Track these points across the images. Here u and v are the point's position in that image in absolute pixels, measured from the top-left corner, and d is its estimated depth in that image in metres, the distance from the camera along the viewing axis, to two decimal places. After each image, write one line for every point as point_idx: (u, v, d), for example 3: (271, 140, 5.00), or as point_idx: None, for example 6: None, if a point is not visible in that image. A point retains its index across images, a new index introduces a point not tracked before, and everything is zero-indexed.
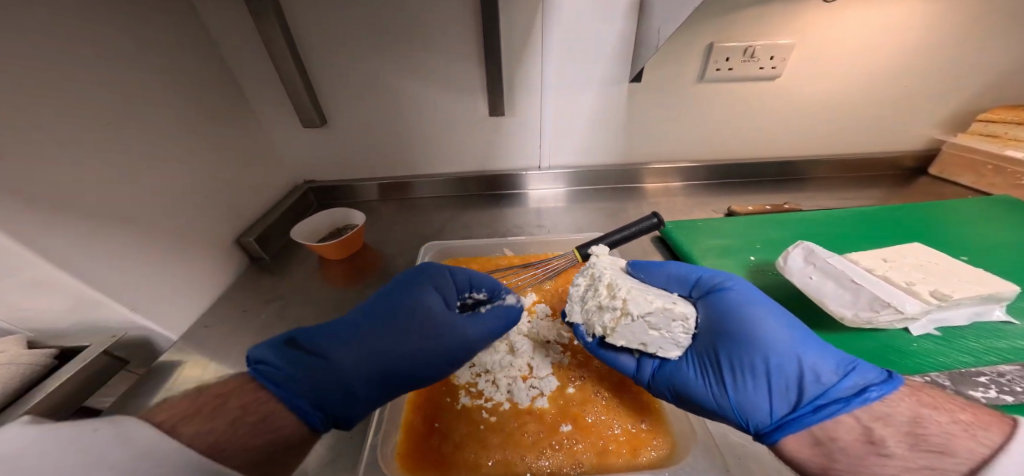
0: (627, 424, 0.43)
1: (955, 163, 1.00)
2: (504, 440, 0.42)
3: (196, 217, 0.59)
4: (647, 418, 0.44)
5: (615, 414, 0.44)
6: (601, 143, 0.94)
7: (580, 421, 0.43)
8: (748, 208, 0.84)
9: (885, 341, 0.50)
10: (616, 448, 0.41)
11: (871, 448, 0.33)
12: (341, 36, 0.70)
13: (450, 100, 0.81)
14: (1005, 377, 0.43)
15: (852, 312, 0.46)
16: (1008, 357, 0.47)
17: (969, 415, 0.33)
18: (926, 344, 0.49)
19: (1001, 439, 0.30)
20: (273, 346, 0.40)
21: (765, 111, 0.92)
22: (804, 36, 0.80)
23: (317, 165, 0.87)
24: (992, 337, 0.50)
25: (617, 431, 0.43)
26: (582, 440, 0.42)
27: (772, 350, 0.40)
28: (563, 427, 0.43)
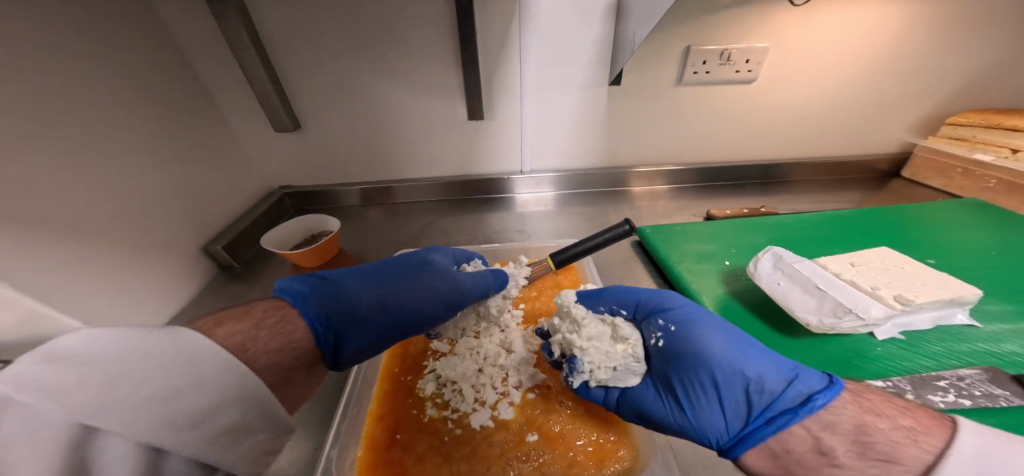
0: (593, 435, 0.43)
1: (926, 166, 1.02)
2: (470, 452, 0.41)
3: (158, 225, 0.57)
4: (613, 426, 0.44)
5: (581, 424, 0.44)
6: (582, 146, 0.94)
7: (546, 430, 0.43)
8: (725, 212, 0.84)
9: (851, 345, 0.50)
10: (583, 458, 0.41)
11: (822, 459, 0.32)
12: (313, 37, 0.69)
13: (427, 103, 0.80)
14: (965, 380, 0.44)
15: (817, 320, 0.47)
16: (967, 361, 0.48)
17: (925, 422, 0.32)
18: (890, 348, 0.50)
19: (944, 448, 0.30)
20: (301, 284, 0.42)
21: (742, 114, 0.93)
22: (778, 40, 0.81)
23: (292, 170, 0.85)
24: (953, 341, 0.51)
25: (583, 442, 0.43)
26: (548, 451, 0.41)
27: (717, 365, 0.41)
28: (530, 438, 0.42)
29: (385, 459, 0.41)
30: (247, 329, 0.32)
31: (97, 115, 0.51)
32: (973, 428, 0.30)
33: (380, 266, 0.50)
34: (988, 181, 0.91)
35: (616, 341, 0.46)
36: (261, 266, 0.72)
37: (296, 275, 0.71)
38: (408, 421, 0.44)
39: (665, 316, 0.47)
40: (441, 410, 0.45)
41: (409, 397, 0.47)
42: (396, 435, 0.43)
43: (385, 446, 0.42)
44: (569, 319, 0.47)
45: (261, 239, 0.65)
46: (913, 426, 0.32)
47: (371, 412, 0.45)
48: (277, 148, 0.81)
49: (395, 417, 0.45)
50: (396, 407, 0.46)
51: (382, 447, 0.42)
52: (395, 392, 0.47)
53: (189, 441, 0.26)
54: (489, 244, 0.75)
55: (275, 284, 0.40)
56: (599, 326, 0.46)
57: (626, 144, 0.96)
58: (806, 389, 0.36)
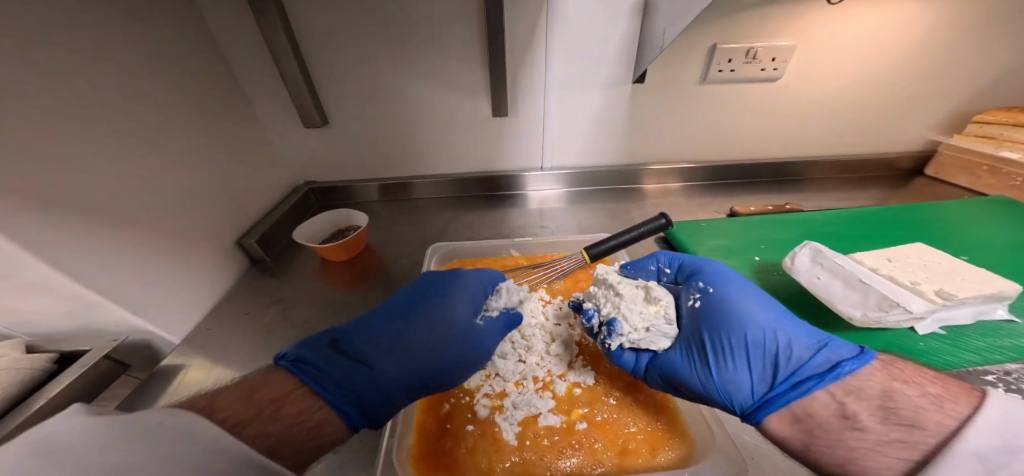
0: (643, 423, 0.43)
1: (951, 164, 1.01)
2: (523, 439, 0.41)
3: (195, 218, 0.58)
4: (664, 415, 0.44)
5: (630, 412, 0.44)
6: (603, 144, 0.94)
7: (598, 418, 0.43)
8: (751, 209, 0.84)
9: (893, 340, 0.50)
10: (638, 446, 0.41)
11: (844, 423, 0.34)
12: (344, 34, 0.69)
13: (453, 100, 0.80)
14: (1012, 375, 0.43)
15: (861, 313, 0.46)
16: (1011, 356, 0.48)
17: (952, 391, 0.33)
18: (931, 343, 0.50)
19: (963, 413, 0.31)
20: (316, 349, 0.41)
21: (763, 112, 0.92)
22: (805, 37, 0.80)
23: (317, 166, 0.86)
24: (995, 335, 0.51)
25: (634, 429, 0.43)
26: (600, 438, 0.41)
27: (749, 329, 0.43)
28: (580, 426, 0.42)
29: (439, 447, 0.41)
30: (278, 433, 0.31)
31: (142, 109, 0.52)
32: (997, 396, 0.31)
33: (394, 317, 0.47)
34: (1015, 179, 0.90)
35: (649, 303, 0.49)
36: (291, 261, 0.73)
37: (325, 269, 0.72)
38: (457, 411, 0.45)
39: (705, 280, 0.51)
40: (490, 400, 0.45)
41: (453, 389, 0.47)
42: (448, 425, 0.43)
43: (438, 435, 0.42)
44: (604, 286, 0.50)
45: (293, 233, 0.66)
46: (945, 396, 0.33)
47: (419, 404, 0.46)
48: (305, 144, 0.82)
49: (445, 407, 0.45)
50: (444, 399, 0.46)
51: (434, 437, 0.42)
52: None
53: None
54: (515, 239, 0.76)
55: (284, 353, 0.39)
56: (632, 289, 0.49)
57: (648, 142, 0.95)
58: (834, 357, 0.38)
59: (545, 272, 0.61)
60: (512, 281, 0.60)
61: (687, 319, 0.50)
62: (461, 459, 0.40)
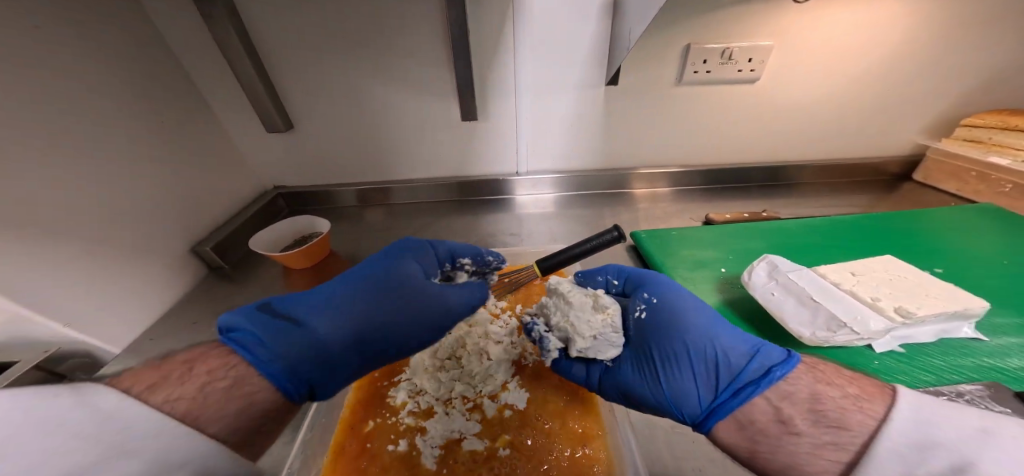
0: (568, 449, 0.42)
1: (939, 169, 0.98)
2: (441, 463, 0.41)
3: (144, 225, 0.57)
4: (592, 441, 0.43)
5: (556, 437, 0.43)
6: (579, 148, 0.92)
7: (521, 445, 0.42)
8: (725, 217, 0.82)
9: (846, 358, 0.48)
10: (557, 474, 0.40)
11: (782, 428, 0.33)
12: (303, 37, 0.68)
13: (420, 103, 0.79)
14: (964, 397, 0.42)
15: (811, 332, 0.45)
16: (972, 377, 0.46)
17: (869, 387, 0.34)
18: (887, 362, 0.48)
19: (882, 413, 0.31)
20: (246, 315, 0.38)
21: (742, 114, 0.90)
22: (782, 39, 0.78)
23: (285, 170, 0.85)
24: (957, 355, 0.49)
25: (557, 456, 0.41)
26: (521, 465, 0.41)
27: (690, 336, 0.43)
28: (502, 451, 0.42)
29: (356, 466, 0.41)
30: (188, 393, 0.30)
31: (85, 114, 0.51)
32: (909, 392, 0.31)
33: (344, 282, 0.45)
34: (1004, 185, 0.87)
35: (596, 312, 0.47)
36: (252, 268, 0.72)
37: (285, 276, 0.71)
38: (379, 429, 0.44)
39: (650, 290, 0.50)
40: (416, 421, 0.44)
41: (377, 407, 0.46)
42: (367, 443, 0.43)
43: (357, 455, 0.42)
44: (556, 294, 0.49)
45: (250, 240, 0.65)
46: (868, 396, 0.33)
47: (340, 422, 0.45)
48: (271, 148, 0.81)
49: (369, 425, 0.44)
50: (370, 416, 0.45)
51: (352, 456, 0.42)
52: (369, 401, 0.47)
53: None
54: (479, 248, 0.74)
55: (219, 323, 0.37)
56: (581, 296, 0.47)
57: (624, 146, 0.94)
58: (767, 362, 0.38)
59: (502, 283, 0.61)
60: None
61: (631, 329, 0.49)
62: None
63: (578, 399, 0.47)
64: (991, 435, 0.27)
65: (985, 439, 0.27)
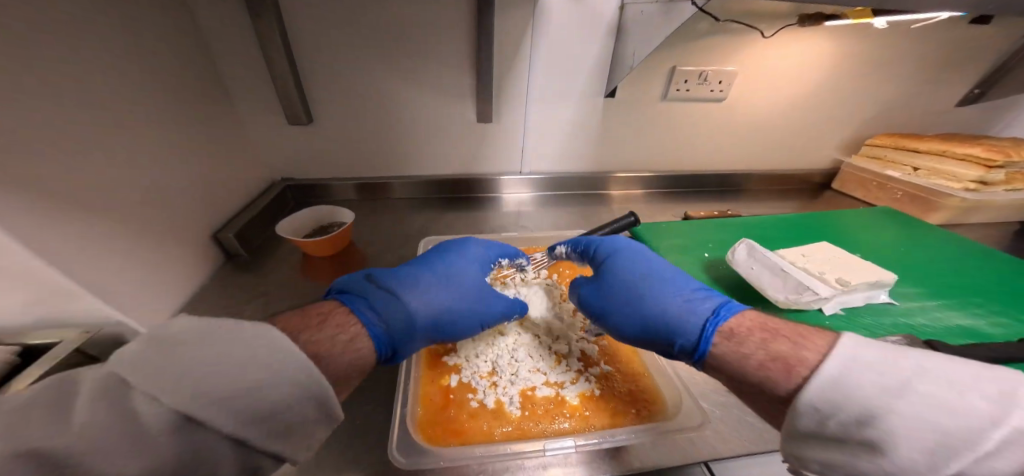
0: (624, 390, 0.50)
1: (852, 180, 1.23)
2: (522, 407, 0.47)
3: (175, 211, 0.57)
4: (639, 379, 0.52)
5: (613, 383, 0.51)
6: (577, 152, 1.03)
7: (585, 389, 0.49)
8: (701, 214, 0.97)
9: (809, 319, 0.62)
10: (621, 407, 0.48)
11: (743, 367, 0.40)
12: (333, 34, 0.71)
13: (439, 104, 0.84)
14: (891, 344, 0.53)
15: (783, 294, 0.58)
16: (890, 329, 0.62)
17: (778, 372, 0.36)
18: (837, 321, 0.62)
19: (814, 370, 0.34)
20: (354, 280, 0.47)
21: (709, 127, 1.06)
22: (743, 66, 0.94)
23: (297, 164, 0.86)
24: (880, 315, 0.65)
25: (618, 395, 0.50)
26: (589, 406, 0.48)
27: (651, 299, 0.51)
28: (570, 398, 0.48)
29: (444, 415, 0.46)
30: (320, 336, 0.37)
31: (130, 98, 0.51)
32: (841, 349, 0.34)
33: (434, 264, 0.56)
34: (897, 193, 1.11)
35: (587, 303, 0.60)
36: (269, 258, 0.72)
37: (307, 265, 0.72)
38: (457, 385, 0.50)
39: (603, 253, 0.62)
40: (488, 378, 0.50)
41: (445, 370, 0.52)
42: (450, 395, 0.48)
43: (443, 406, 0.47)
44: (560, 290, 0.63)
45: (277, 227, 0.66)
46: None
47: (421, 379, 0.50)
48: (285, 140, 0.82)
49: (448, 381, 0.50)
50: (446, 373, 0.51)
51: (439, 406, 0.47)
52: (440, 361, 0.53)
53: (236, 424, 0.28)
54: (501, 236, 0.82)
55: (334, 283, 0.46)
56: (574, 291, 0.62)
57: (615, 152, 1.06)
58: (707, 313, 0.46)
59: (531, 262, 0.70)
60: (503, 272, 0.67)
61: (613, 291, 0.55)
62: (466, 427, 0.45)
63: (620, 350, 0.56)
64: (906, 388, 0.31)
65: (900, 392, 0.31)
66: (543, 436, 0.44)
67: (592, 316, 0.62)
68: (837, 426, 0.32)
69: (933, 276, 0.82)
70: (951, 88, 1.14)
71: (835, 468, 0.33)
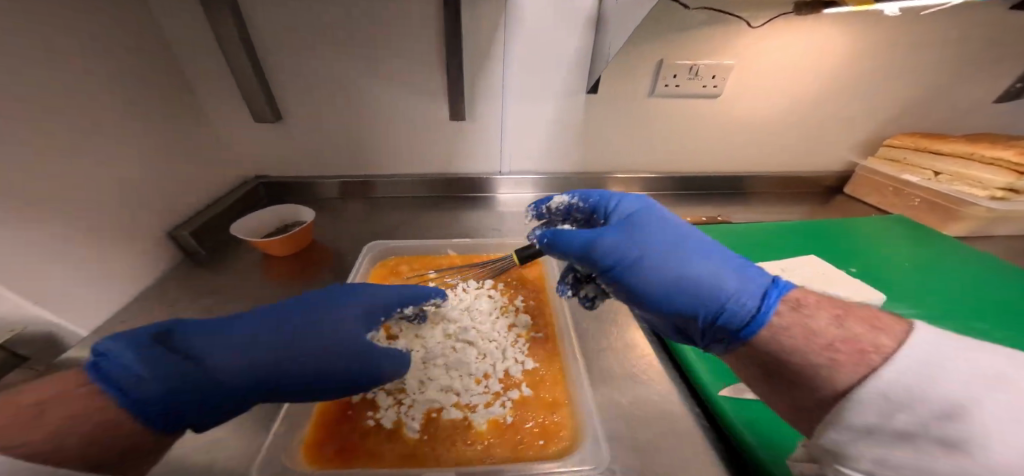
0: (544, 417, 0.44)
1: (865, 184, 1.12)
2: (422, 429, 0.42)
3: (126, 207, 0.57)
4: (563, 405, 0.46)
5: (535, 409, 0.45)
6: (560, 151, 0.98)
7: (498, 414, 0.43)
8: (689, 219, 0.91)
9: None
10: (529, 440, 0.42)
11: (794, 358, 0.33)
12: (294, 29, 0.70)
13: (410, 100, 0.81)
14: None
15: None
16: None
17: (845, 356, 0.29)
18: None
19: (888, 359, 0.28)
20: (139, 336, 0.35)
21: (705, 125, 0.99)
22: (740, 59, 0.87)
23: (268, 161, 0.86)
24: None
25: (535, 424, 0.43)
26: (496, 436, 0.42)
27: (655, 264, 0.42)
28: (478, 424, 0.42)
29: (337, 434, 0.42)
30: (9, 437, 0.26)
31: (81, 93, 0.52)
32: (923, 337, 0.28)
33: (288, 319, 0.40)
34: (914, 199, 1.02)
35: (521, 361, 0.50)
36: (228, 256, 0.72)
37: (266, 264, 0.71)
38: (360, 401, 0.46)
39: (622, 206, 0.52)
40: (393, 394, 0.46)
41: None
42: (347, 411, 0.45)
43: (337, 422, 0.44)
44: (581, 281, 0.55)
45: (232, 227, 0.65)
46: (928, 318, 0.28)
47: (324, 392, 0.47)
48: (253, 137, 0.82)
49: (351, 395, 0.46)
50: (353, 387, 0.48)
51: (333, 421, 0.44)
52: None
53: None
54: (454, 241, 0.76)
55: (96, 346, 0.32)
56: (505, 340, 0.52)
57: (601, 151, 1.01)
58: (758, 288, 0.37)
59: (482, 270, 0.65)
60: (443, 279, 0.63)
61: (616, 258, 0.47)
62: (357, 450, 0.41)
63: (554, 372, 0.49)
64: (1005, 380, 0.25)
65: (995, 385, 0.25)
66: (433, 465, 0.39)
67: (529, 330, 0.55)
68: (906, 420, 0.26)
69: (943, 296, 0.73)
70: (985, 83, 1.02)
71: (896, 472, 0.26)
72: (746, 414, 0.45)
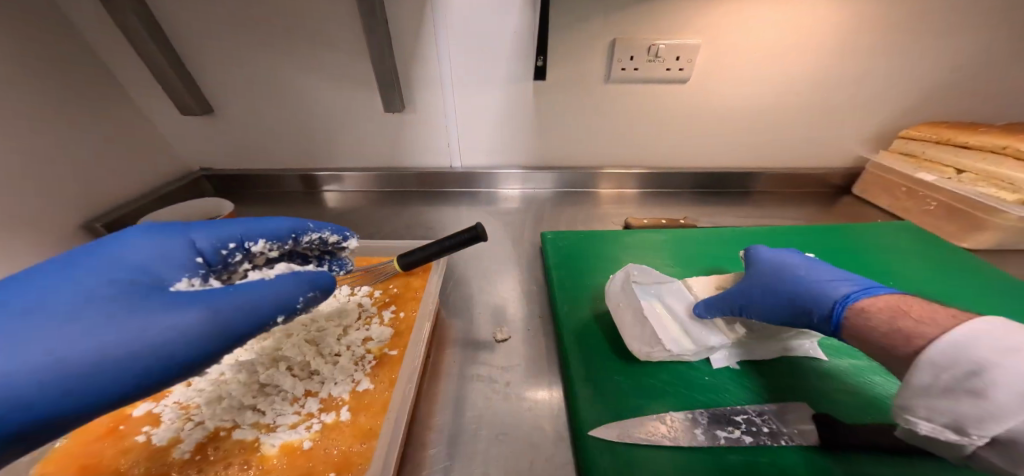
0: (347, 444, 0.37)
1: (875, 184, 0.92)
2: (194, 450, 0.37)
3: (38, 201, 0.60)
4: (371, 438, 0.37)
5: (338, 433, 0.38)
6: (510, 144, 0.92)
7: (294, 438, 0.37)
8: (644, 221, 0.82)
9: (677, 373, 0.49)
10: (318, 471, 0.35)
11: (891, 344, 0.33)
12: (205, 21, 0.69)
13: (340, 91, 0.79)
14: (761, 417, 0.43)
15: (642, 347, 0.49)
16: (787, 395, 0.46)
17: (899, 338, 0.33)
18: (716, 378, 0.48)
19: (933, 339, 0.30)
20: None
21: (676, 115, 0.88)
22: (709, 38, 0.76)
23: (210, 153, 0.89)
24: (790, 374, 0.48)
25: (333, 451, 0.36)
26: (277, 463, 0.36)
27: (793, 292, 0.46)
28: (262, 448, 0.37)
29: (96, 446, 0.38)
30: None
31: None
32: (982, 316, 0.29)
33: (101, 305, 0.30)
34: (930, 203, 0.80)
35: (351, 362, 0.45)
36: None
37: None
38: (144, 415, 0.41)
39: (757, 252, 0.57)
40: (185, 410, 0.41)
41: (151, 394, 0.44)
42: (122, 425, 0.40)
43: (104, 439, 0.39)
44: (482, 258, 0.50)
45: (143, 222, 0.67)
46: (841, 319, 0.40)
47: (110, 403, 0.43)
48: (188, 130, 0.84)
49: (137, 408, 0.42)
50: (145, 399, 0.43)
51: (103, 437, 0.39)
52: None
53: None
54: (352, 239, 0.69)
55: None
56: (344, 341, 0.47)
57: (556, 143, 0.93)
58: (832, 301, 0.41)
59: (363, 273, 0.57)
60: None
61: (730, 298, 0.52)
62: (105, 467, 0.36)
63: (379, 391, 0.42)
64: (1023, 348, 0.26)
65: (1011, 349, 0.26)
66: None
67: (383, 347, 0.47)
68: (948, 380, 0.28)
69: None
70: None
71: (941, 416, 0.28)
72: (613, 459, 0.40)
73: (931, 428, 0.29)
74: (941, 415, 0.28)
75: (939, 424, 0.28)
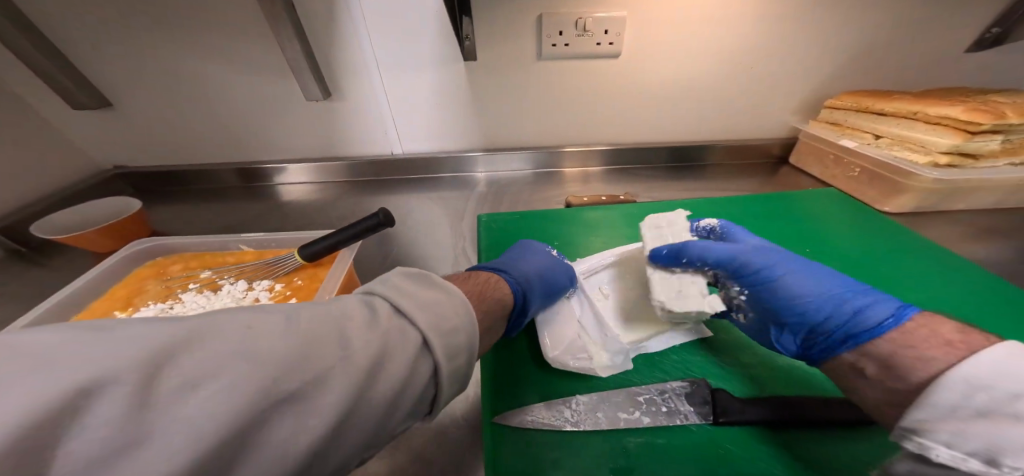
0: None
1: (807, 151, 0.93)
2: None
3: None
4: None
5: None
6: (450, 127, 0.89)
7: None
8: (584, 200, 0.82)
9: None
10: None
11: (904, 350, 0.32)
12: (79, 10, 0.64)
13: (252, 79, 0.74)
14: (662, 395, 0.44)
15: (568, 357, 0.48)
16: (688, 372, 0.47)
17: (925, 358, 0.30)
18: None
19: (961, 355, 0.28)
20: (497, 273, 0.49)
21: (615, 92, 0.87)
22: (634, 10, 0.74)
23: (121, 151, 0.84)
24: (694, 349, 0.50)
25: None
26: None
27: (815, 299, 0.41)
28: None
29: None
30: None
31: None
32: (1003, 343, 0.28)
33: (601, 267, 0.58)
34: (853, 170, 0.82)
35: None
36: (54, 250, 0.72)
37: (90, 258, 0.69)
38: None
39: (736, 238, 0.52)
40: None
41: None
42: None
43: None
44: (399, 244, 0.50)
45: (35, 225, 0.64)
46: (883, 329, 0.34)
47: None
48: (89, 128, 0.80)
49: None
50: None
51: None
52: None
53: None
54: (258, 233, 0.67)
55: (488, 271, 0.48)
56: None
57: (499, 125, 0.91)
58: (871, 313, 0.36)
59: (269, 268, 0.56)
60: (214, 279, 0.56)
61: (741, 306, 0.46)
62: None
63: None
64: None
65: None
66: None
67: None
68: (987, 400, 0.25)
69: None
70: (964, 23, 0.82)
71: (974, 443, 0.25)
72: (507, 449, 0.41)
73: (950, 455, 0.26)
74: (965, 441, 0.25)
75: (961, 451, 0.25)
